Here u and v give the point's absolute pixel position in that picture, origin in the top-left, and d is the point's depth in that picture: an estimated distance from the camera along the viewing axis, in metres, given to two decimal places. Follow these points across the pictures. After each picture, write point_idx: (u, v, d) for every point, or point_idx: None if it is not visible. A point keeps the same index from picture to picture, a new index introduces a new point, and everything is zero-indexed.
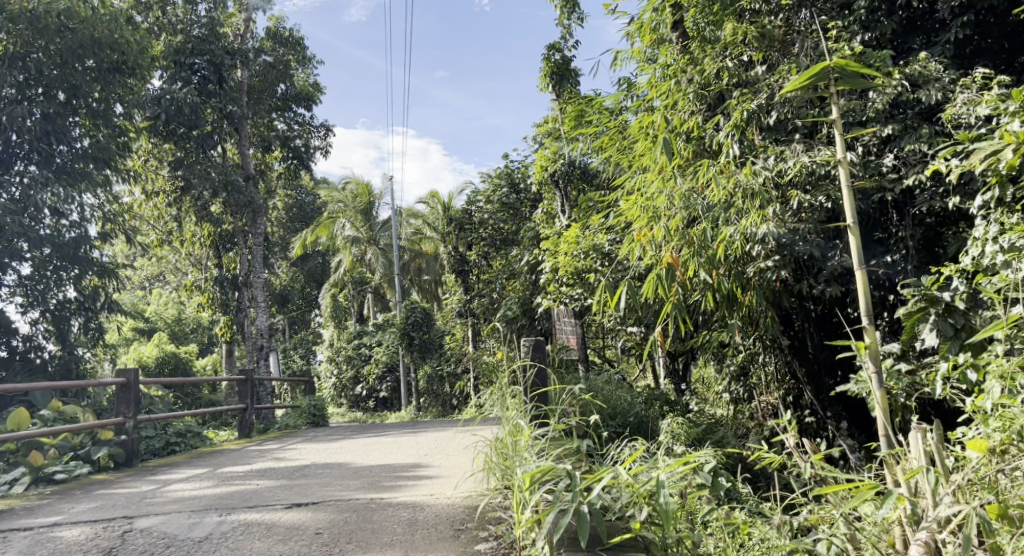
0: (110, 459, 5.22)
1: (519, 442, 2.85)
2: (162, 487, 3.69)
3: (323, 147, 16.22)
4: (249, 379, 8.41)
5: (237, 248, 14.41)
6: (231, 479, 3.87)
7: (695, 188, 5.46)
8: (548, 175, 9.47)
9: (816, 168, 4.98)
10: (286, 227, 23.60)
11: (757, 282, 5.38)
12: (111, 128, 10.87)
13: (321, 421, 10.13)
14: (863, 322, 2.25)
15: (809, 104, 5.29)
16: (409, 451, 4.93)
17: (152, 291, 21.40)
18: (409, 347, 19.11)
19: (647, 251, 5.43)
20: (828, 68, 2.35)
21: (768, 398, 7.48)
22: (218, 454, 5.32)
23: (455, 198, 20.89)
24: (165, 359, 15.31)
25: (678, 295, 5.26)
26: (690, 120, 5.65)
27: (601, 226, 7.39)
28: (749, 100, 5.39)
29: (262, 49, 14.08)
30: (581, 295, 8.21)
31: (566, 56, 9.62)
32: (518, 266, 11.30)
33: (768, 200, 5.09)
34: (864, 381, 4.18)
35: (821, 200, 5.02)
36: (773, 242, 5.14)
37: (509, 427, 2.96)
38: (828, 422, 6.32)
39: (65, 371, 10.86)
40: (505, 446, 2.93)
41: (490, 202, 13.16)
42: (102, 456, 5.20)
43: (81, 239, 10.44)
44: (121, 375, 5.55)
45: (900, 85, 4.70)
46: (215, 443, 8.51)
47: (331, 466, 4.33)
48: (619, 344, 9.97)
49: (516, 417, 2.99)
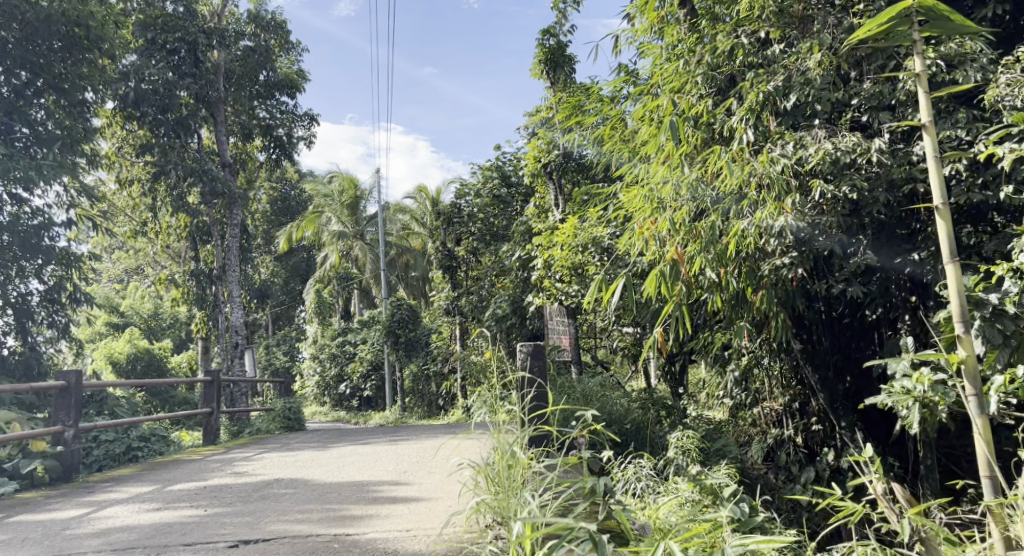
0: (45, 473, 4.76)
1: (517, 475, 2.43)
2: (93, 513, 3.20)
3: (307, 137, 15.65)
4: (216, 380, 7.88)
5: (214, 241, 13.83)
6: (175, 501, 3.38)
7: (704, 178, 4.99)
8: (542, 166, 9.02)
9: (841, 155, 4.46)
10: (269, 220, 23.02)
11: (771, 281, 4.82)
12: (79, 108, 10.33)
13: (296, 425, 9.59)
14: (958, 328, 1.82)
15: (833, 85, 4.83)
16: (389, 465, 4.44)
17: (128, 284, 20.74)
18: (395, 345, 18.54)
19: (650, 246, 4.98)
20: (911, 6, 1.95)
21: (772, 405, 7.12)
22: (172, 465, 4.82)
23: (444, 193, 20.33)
24: (139, 355, 14.72)
25: (681, 294, 4.78)
26: (699, 104, 5.23)
27: (599, 219, 6.89)
28: (764, 81, 4.91)
29: (243, 33, 13.51)
30: (576, 293, 7.76)
31: (561, 41, 9.12)
32: (508, 263, 10.80)
33: (786, 191, 4.56)
34: (899, 394, 3.75)
35: (845, 191, 4.49)
36: (791, 237, 4.58)
37: (509, 447, 2.56)
38: (841, 431, 5.80)
39: (27, 368, 10.19)
40: (499, 476, 2.50)
41: (480, 195, 12.63)
42: (36, 470, 4.74)
43: (45, 226, 9.99)
44: (60, 378, 5.04)
45: (934, 64, 4.28)
46: (182, 448, 8.02)
47: (294, 485, 3.83)
48: (612, 345, 9.51)
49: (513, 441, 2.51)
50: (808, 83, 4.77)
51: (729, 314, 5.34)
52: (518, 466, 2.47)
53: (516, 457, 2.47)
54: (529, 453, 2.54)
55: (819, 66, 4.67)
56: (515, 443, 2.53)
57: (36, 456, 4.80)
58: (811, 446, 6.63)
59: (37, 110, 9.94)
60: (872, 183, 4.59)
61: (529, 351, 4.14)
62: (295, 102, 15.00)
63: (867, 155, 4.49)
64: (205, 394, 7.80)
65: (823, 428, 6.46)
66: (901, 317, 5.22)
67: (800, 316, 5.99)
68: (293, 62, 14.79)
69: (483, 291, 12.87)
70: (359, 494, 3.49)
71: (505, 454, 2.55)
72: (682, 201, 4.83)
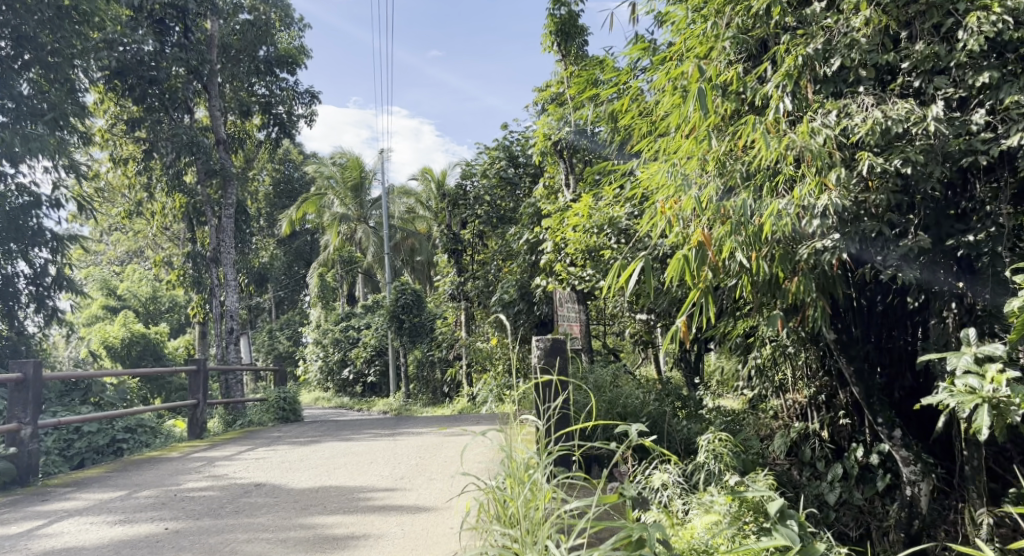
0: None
1: (537, 519, 2.15)
2: (38, 530, 2.87)
3: (309, 115, 15.18)
4: (203, 369, 7.42)
5: (208, 221, 13.38)
6: (135, 514, 3.04)
7: (733, 152, 4.54)
8: (551, 145, 8.55)
9: (892, 125, 3.95)
10: (271, 203, 22.61)
11: (810, 267, 4.29)
12: (66, 83, 9.94)
13: (291, 416, 9.22)
14: None
15: (880, 47, 4.35)
16: (384, 468, 4.00)
17: (126, 266, 20.41)
18: (398, 331, 18.05)
19: (672, 228, 4.46)
20: None
21: (796, 397, 6.73)
22: (147, 464, 4.44)
23: (450, 175, 19.77)
24: (135, 341, 14.39)
25: (707, 280, 4.28)
26: (726, 70, 4.76)
27: (616, 197, 6.47)
28: (803, 43, 4.40)
29: (242, 6, 13.00)
30: (590, 277, 7.34)
31: (572, 11, 8.60)
32: (516, 247, 10.31)
33: (829, 164, 4.06)
34: (962, 393, 3.27)
35: (897, 165, 3.97)
36: (836, 218, 4.06)
37: (528, 477, 2.30)
38: (877, 429, 5.32)
39: (13, 352, 9.69)
40: (514, 511, 2.24)
41: (486, 176, 12.16)
42: None
43: (32, 206, 9.61)
44: (17, 370, 4.66)
45: (1000, 20, 3.84)
46: (172, 439, 7.66)
47: (275, 492, 3.43)
48: (622, 332, 9.12)
49: (538, 473, 2.22)
50: (855, 45, 4.27)
51: (759, 301, 4.86)
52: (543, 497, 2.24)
53: (537, 490, 2.23)
54: (554, 490, 2.25)
55: (866, 25, 4.16)
56: (535, 471, 2.30)
57: None
58: (838, 441, 6.24)
59: (24, 85, 9.47)
60: (928, 157, 4.03)
61: (546, 347, 4.06)
62: (296, 79, 14.50)
63: (922, 125, 3.97)
64: (191, 385, 7.34)
65: (851, 421, 6.08)
66: (947, 305, 4.72)
67: (837, 304, 5.50)
68: (294, 38, 14.28)
69: (490, 276, 12.45)
70: (346, 509, 3.10)
71: (525, 481, 2.31)
72: (708, 178, 4.37)
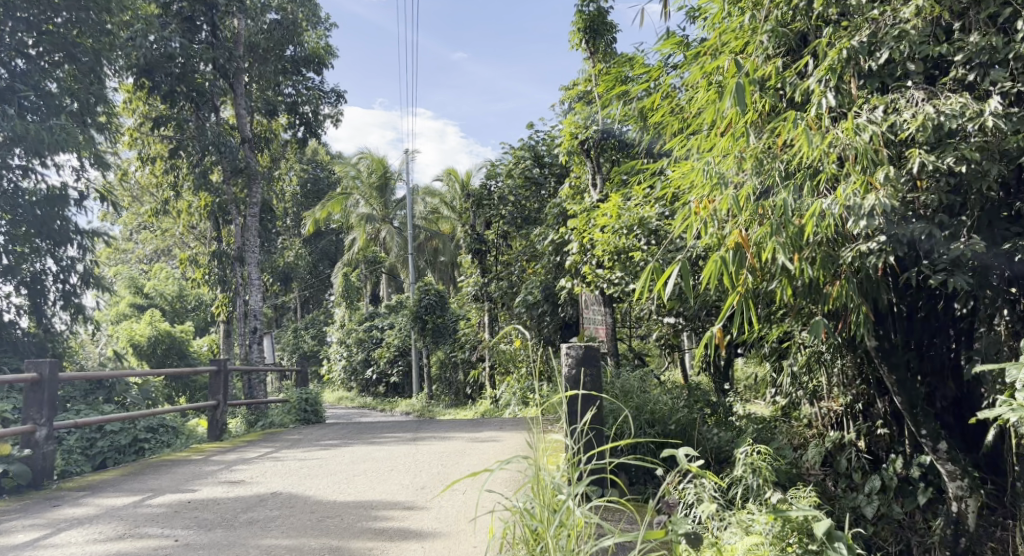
0: (13, 479, 4.35)
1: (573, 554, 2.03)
2: (44, 540, 2.81)
3: (335, 115, 15.14)
4: (224, 370, 7.35)
5: (233, 221, 13.41)
6: (145, 525, 2.97)
7: (772, 150, 4.34)
8: (578, 144, 8.38)
9: (945, 120, 3.73)
10: (297, 203, 22.68)
11: (854, 270, 4.09)
12: (96, 81, 9.96)
13: (313, 418, 9.17)
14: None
15: (931, 40, 4.12)
16: (404, 478, 3.89)
17: (153, 265, 20.60)
18: (422, 332, 17.93)
19: (707, 229, 4.27)
20: None
21: (831, 405, 6.49)
22: (163, 467, 4.38)
23: (475, 176, 19.65)
24: (160, 339, 14.47)
25: (745, 284, 4.07)
26: (765, 65, 4.56)
27: (647, 197, 6.30)
28: (849, 35, 4.18)
29: (270, 6, 12.98)
30: (619, 280, 7.14)
31: (601, 7, 8.42)
32: (541, 248, 10.14)
33: (875, 162, 3.84)
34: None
35: (950, 163, 3.75)
36: (883, 220, 3.85)
37: (560, 504, 2.16)
38: (921, 441, 5.06)
39: (41, 349, 9.69)
40: (546, 543, 2.11)
41: (511, 176, 12.00)
42: (4, 476, 4.33)
43: (61, 202, 9.63)
44: (33, 370, 4.61)
45: None
46: (193, 439, 7.62)
47: (290, 503, 3.34)
48: (649, 335, 8.92)
49: (573, 501, 2.08)
50: (904, 36, 4.05)
51: (798, 306, 4.66)
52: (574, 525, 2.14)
53: (570, 518, 2.09)
54: (588, 518, 2.11)
55: (917, 15, 3.94)
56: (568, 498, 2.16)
57: (2, 461, 4.39)
58: (876, 452, 6.00)
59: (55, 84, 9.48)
60: (983, 155, 3.80)
61: (577, 356, 3.91)
62: (322, 78, 14.45)
63: (978, 120, 3.74)
64: (212, 385, 7.29)
65: (890, 431, 5.84)
66: (999, 312, 4.47)
67: (879, 309, 5.25)
68: (321, 37, 14.24)
69: (514, 277, 12.29)
70: (358, 525, 3.00)
71: (556, 508, 2.18)
72: (745, 177, 4.19)
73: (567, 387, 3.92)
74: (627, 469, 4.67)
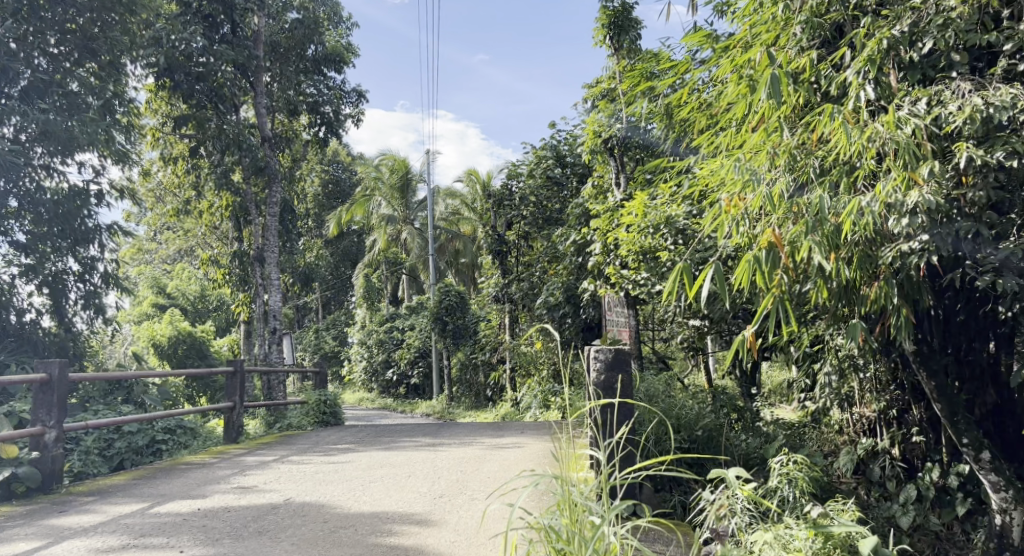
0: (21, 483, 4.29)
1: None
2: (46, 550, 2.72)
3: (355, 115, 15.10)
4: (240, 371, 7.25)
5: (254, 222, 13.38)
6: (149, 535, 2.87)
7: (807, 146, 4.14)
8: (601, 142, 8.19)
9: (995, 113, 3.53)
10: (318, 204, 22.69)
11: (894, 270, 3.89)
12: (117, 81, 9.96)
13: (332, 420, 9.09)
14: None
15: (977, 29, 3.92)
16: (422, 486, 3.76)
17: (176, 265, 20.72)
18: (442, 333, 17.77)
19: (738, 228, 4.08)
20: None
21: (863, 411, 6.28)
22: (175, 471, 4.31)
23: (495, 177, 19.56)
24: (181, 339, 14.50)
25: (779, 285, 3.86)
26: (799, 57, 4.37)
27: (673, 195, 6.12)
28: (889, 25, 3.99)
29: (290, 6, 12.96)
30: (644, 281, 6.95)
31: (625, 2, 8.24)
32: (562, 248, 9.97)
33: (918, 157, 3.64)
34: None
35: (999, 156, 3.55)
36: (926, 218, 3.63)
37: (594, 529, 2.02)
38: (963, 450, 4.83)
39: (62, 350, 9.75)
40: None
41: (533, 175, 11.84)
42: (11, 479, 4.27)
43: (83, 201, 9.63)
44: (42, 370, 4.54)
45: None
46: (211, 440, 7.56)
47: (302, 512, 3.23)
48: (673, 338, 8.71)
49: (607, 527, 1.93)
50: (949, 25, 3.86)
51: (834, 308, 4.46)
52: (607, 551, 2.00)
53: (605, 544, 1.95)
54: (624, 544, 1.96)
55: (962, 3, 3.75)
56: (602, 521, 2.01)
57: (10, 464, 4.32)
58: (911, 460, 5.78)
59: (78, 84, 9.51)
60: None
61: (607, 359, 3.76)
62: (342, 78, 14.40)
63: None
64: (228, 386, 7.21)
65: (926, 439, 5.61)
66: None
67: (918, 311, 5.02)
68: (342, 36, 14.21)
69: (535, 278, 12.13)
70: (373, 538, 2.88)
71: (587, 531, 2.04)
72: (778, 173, 4.00)
73: (597, 394, 3.75)
74: (653, 476, 4.49)
